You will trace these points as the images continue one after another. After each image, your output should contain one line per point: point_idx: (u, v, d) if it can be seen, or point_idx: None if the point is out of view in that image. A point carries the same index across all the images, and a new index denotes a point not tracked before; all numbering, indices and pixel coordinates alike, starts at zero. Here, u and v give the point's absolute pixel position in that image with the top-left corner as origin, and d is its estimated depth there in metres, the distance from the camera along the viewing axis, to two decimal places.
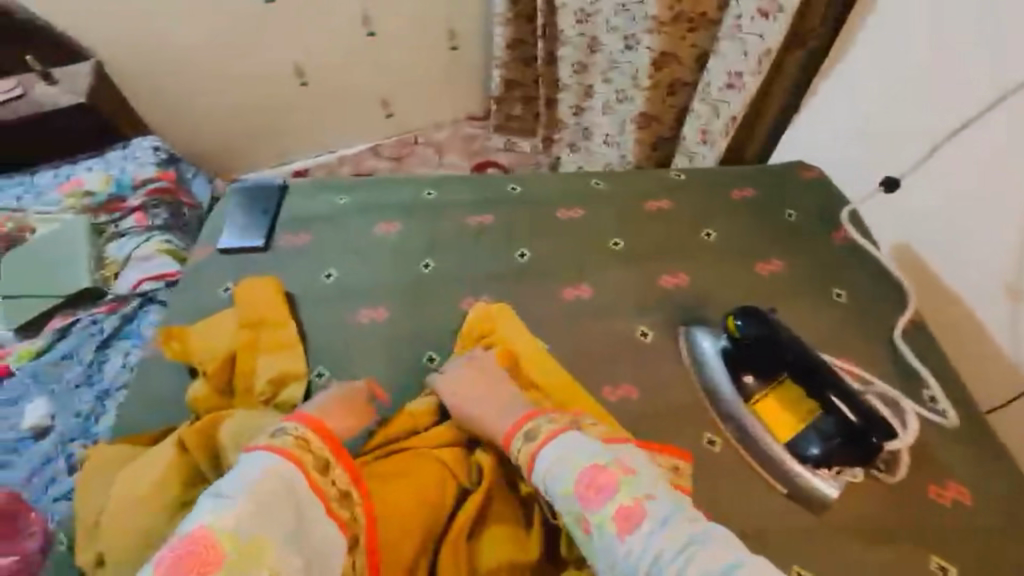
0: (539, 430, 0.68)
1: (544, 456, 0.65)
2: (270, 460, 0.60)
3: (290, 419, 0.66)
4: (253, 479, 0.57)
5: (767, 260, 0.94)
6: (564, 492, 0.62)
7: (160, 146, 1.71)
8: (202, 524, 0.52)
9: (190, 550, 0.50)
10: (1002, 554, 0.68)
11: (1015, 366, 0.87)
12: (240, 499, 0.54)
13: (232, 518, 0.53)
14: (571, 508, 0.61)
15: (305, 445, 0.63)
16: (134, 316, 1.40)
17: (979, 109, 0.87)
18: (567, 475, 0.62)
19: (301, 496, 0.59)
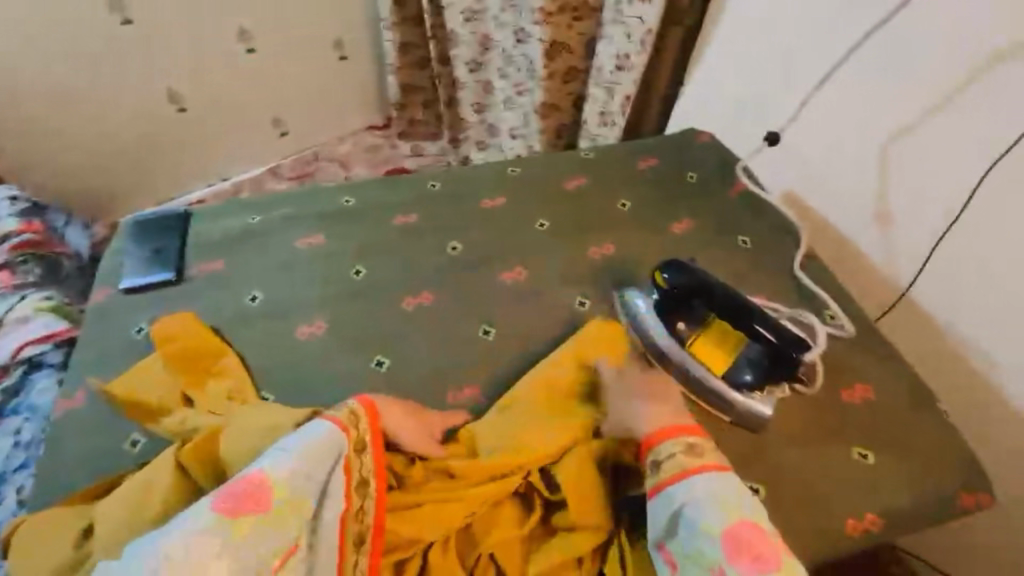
0: (699, 451, 0.67)
1: (687, 484, 0.64)
2: (325, 432, 0.65)
3: (356, 400, 0.70)
4: (313, 442, 0.64)
5: (680, 220, 1.03)
6: (708, 533, 0.60)
7: (17, 196, 1.51)
8: (261, 469, 0.60)
9: (248, 489, 0.58)
10: (906, 431, 0.79)
11: (893, 279, 1.02)
12: (298, 459, 0.62)
13: (288, 473, 0.60)
14: (710, 551, 0.59)
15: (354, 425, 0.68)
16: (21, 388, 1.21)
17: (832, 64, 1.02)
18: (717, 520, 0.60)
19: (336, 473, 0.64)
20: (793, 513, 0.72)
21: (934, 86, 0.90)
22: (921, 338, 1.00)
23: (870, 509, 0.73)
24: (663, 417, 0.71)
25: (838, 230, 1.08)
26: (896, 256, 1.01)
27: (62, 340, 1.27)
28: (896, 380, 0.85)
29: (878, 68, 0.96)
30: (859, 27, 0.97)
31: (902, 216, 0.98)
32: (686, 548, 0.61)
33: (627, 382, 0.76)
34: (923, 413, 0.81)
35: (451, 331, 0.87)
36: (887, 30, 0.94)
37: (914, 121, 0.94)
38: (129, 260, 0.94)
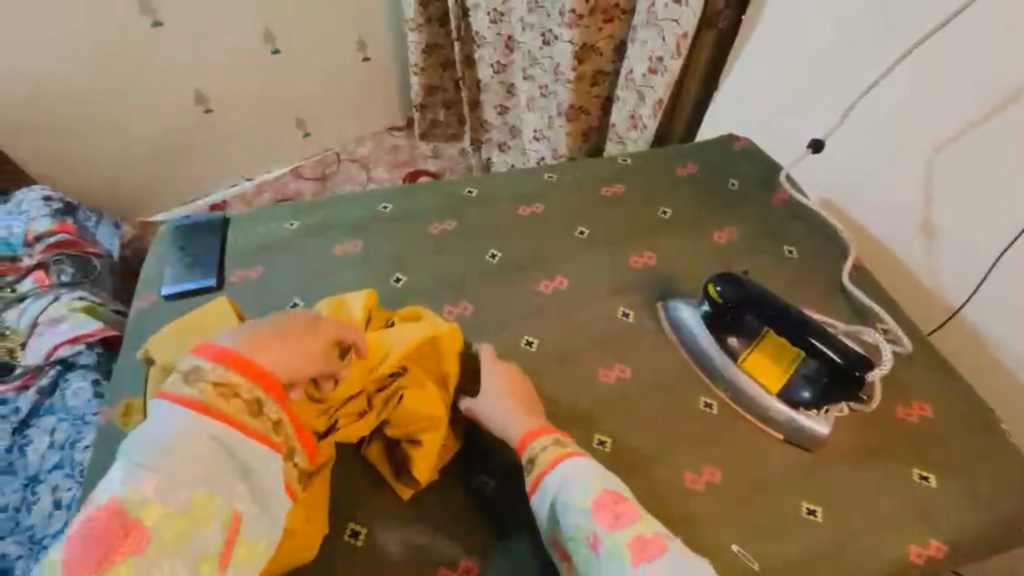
0: (560, 443, 0.67)
1: (559, 469, 0.64)
2: (185, 419, 0.56)
3: (209, 357, 0.60)
4: (168, 438, 0.54)
5: (720, 228, 1.01)
6: (580, 505, 0.61)
7: (51, 197, 1.53)
8: (115, 497, 0.50)
9: (106, 525, 0.48)
10: (965, 453, 0.77)
11: (943, 291, 0.99)
12: (158, 466, 0.52)
13: (154, 488, 0.51)
14: (583, 522, 0.60)
15: (230, 393, 0.58)
16: (54, 389, 1.23)
17: (881, 71, 0.98)
18: (586, 489, 0.62)
19: (232, 441, 0.57)
20: (856, 537, 0.70)
21: (990, 95, 0.87)
22: (971, 352, 0.97)
23: (934, 535, 0.71)
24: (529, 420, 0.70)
25: (885, 240, 1.05)
26: (944, 268, 0.98)
27: (97, 339, 1.26)
28: (950, 397, 0.82)
29: (930, 74, 0.92)
30: (910, 32, 0.93)
31: (951, 229, 0.95)
32: (564, 531, 0.61)
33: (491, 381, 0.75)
34: (980, 433, 0.79)
35: (492, 340, 0.86)
36: (941, 37, 0.89)
37: (967, 131, 0.90)
38: (169, 266, 0.94)
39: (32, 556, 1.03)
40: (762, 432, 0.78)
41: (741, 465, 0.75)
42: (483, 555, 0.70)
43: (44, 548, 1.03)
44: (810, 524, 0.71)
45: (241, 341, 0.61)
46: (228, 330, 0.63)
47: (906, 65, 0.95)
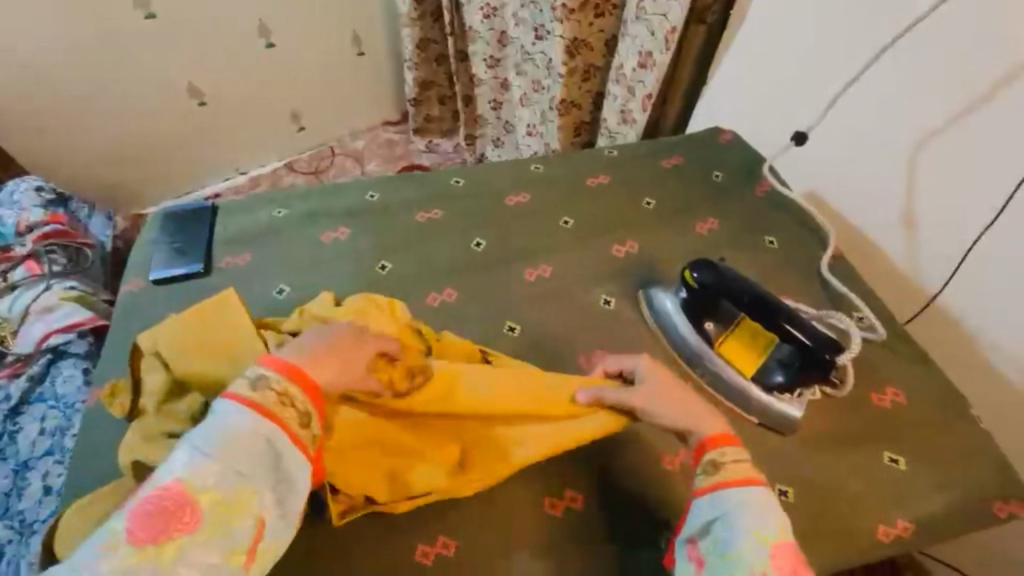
0: (721, 465, 0.61)
1: (748, 493, 0.59)
2: (247, 416, 0.54)
3: (271, 365, 0.58)
4: (230, 431, 0.53)
5: (704, 218, 1.02)
6: (760, 541, 0.55)
7: (42, 186, 1.52)
8: (177, 479, 0.50)
9: (166, 505, 0.48)
10: (936, 436, 0.79)
11: (921, 281, 1.01)
12: (217, 456, 0.51)
13: (211, 475, 0.50)
14: (760, 557, 0.55)
15: (288, 402, 0.56)
16: (45, 377, 1.24)
17: (862, 65, 0.99)
18: (772, 529, 0.56)
19: (282, 448, 0.54)
20: (824, 516, 0.72)
21: (966, 91, 0.88)
22: (948, 341, 0.99)
23: (900, 515, 0.72)
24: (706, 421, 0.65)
25: (865, 232, 1.07)
26: (923, 259, 1.00)
27: (87, 329, 1.27)
28: (924, 384, 0.84)
29: (908, 70, 0.94)
30: (889, 28, 0.94)
31: (929, 220, 0.97)
32: (721, 545, 0.56)
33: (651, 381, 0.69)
34: (951, 417, 0.81)
35: (476, 326, 0.87)
36: (920, 31, 0.91)
37: (944, 126, 0.92)
38: (156, 252, 0.95)
39: (20, 542, 1.03)
40: (736, 416, 0.80)
41: None
42: (460, 533, 0.71)
43: (34, 532, 1.04)
44: (782, 504, 0.72)
45: (303, 355, 0.60)
46: (287, 344, 0.61)
47: (884, 61, 0.96)
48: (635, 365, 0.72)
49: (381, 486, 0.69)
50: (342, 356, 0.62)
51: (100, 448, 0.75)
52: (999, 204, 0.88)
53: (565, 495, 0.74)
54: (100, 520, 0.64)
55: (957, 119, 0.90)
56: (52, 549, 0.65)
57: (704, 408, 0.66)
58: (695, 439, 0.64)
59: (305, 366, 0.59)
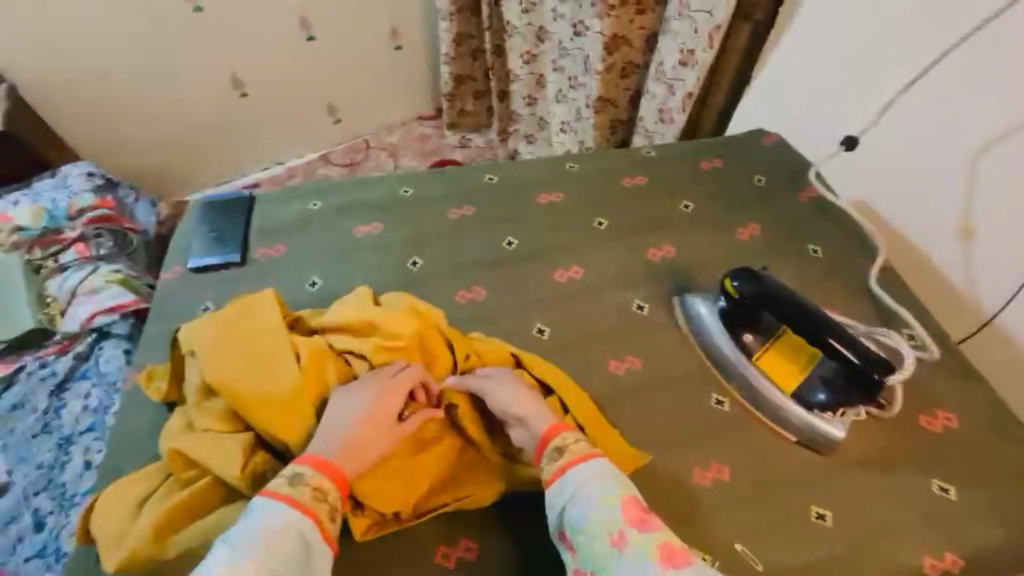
0: (566, 448, 0.64)
1: (587, 465, 0.62)
2: (284, 515, 0.57)
3: (305, 463, 0.62)
4: (267, 526, 0.56)
5: (745, 224, 0.99)
6: (606, 503, 0.59)
7: (93, 172, 1.59)
8: (217, 574, 0.52)
9: None
10: (990, 467, 0.74)
11: (978, 300, 0.95)
12: (256, 556, 0.53)
13: (249, 574, 0.52)
14: (608, 516, 0.58)
15: (322, 497, 0.60)
16: (90, 355, 1.29)
17: (921, 68, 0.93)
18: (614, 489, 0.60)
19: (314, 548, 0.57)
20: (866, 543, 0.68)
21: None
22: (1006, 362, 0.92)
23: (950, 548, 0.68)
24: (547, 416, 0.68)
25: (917, 242, 1.01)
26: (979, 275, 0.93)
27: (130, 311, 1.32)
28: (978, 409, 0.79)
29: (968, 75, 0.88)
30: (949, 30, 0.88)
31: (990, 235, 0.90)
32: (578, 523, 0.59)
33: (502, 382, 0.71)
34: (1007, 447, 0.76)
35: (505, 326, 0.86)
36: (985, 33, 0.84)
37: (1005, 134, 0.85)
38: (195, 240, 0.97)
39: (59, 513, 1.07)
40: (773, 434, 0.76)
41: (749, 464, 0.74)
42: (483, 537, 0.69)
43: (74, 505, 1.08)
44: (819, 529, 0.69)
45: (337, 450, 0.63)
46: (320, 433, 0.65)
47: (943, 65, 0.90)
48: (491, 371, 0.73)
49: (401, 501, 0.67)
50: (374, 438, 0.65)
51: (135, 429, 0.76)
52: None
53: None
54: (136, 501, 0.66)
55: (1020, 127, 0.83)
56: (88, 527, 0.67)
57: (542, 401, 0.70)
58: (537, 433, 0.67)
59: (344, 467, 0.63)
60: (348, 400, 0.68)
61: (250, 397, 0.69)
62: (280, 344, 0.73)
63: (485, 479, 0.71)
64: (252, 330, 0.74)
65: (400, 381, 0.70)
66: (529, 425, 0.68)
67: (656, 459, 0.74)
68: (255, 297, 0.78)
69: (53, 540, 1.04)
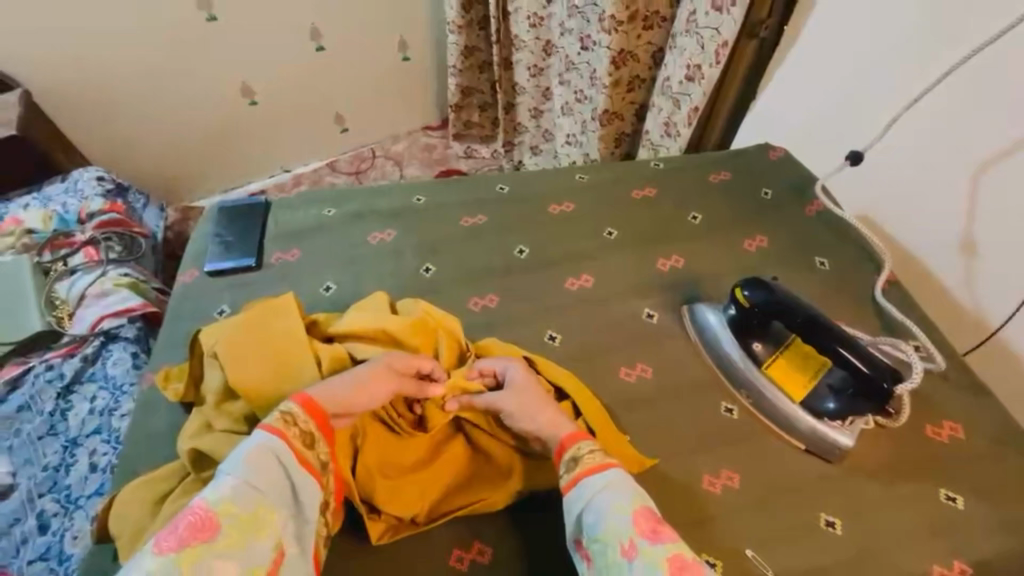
0: (579, 460, 0.64)
1: (602, 475, 0.62)
2: (262, 442, 0.59)
3: (293, 397, 0.65)
4: (247, 453, 0.58)
5: (752, 235, 1.00)
6: (619, 512, 0.58)
7: (104, 177, 1.60)
8: (200, 497, 0.53)
9: (190, 518, 0.51)
10: (995, 477, 0.75)
11: (980, 315, 0.96)
12: (237, 475, 0.56)
13: (230, 490, 0.54)
14: (620, 525, 0.57)
15: (291, 421, 0.62)
16: (97, 358, 1.29)
17: (924, 87, 0.95)
18: (627, 498, 0.59)
19: (291, 469, 0.59)
20: (875, 551, 0.68)
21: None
22: (1007, 374, 0.94)
23: (959, 557, 0.68)
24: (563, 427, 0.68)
25: (920, 256, 1.03)
26: (981, 291, 0.95)
27: (138, 314, 1.33)
28: (983, 419, 0.80)
29: (968, 95, 0.89)
30: (951, 52, 0.90)
31: (991, 250, 0.92)
32: (593, 531, 0.59)
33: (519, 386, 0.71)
34: (1012, 458, 0.77)
35: (517, 332, 0.87)
36: (986, 55, 0.86)
37: (1004, 152, 0.87)
38: (211, 244, 0.99)
39: (64, 515, 1.07)
40: (781, 442, 0.77)
41: (759, 471, 0.75)
42: (496, 540, 0.69)
43: (80, 507, 1.08)
44: (829, 537, 0.69)
45: (322, 391, 0.66)
46: (315, 383, 0.68)
47: (945, 85, 0.92)
48: (506, 368, 0.74)
49: (412, 503, 0.68)
50: (362, 388, 0.68)
51: (153, 429, 0.78)
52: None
53: None
54: (153, 498, 0.67)
55: (1015, 148, 0.85)
56: (107, 524, 0.68)
57: (559, 410, 0.70)
58: (555, 443, 0.67)
59: (320, 399, 0.65)
60: (352, 366, 0.71)
61: (273, 398, 0.70)
62: (300, 348, 0.74)
63: (494, 483, 0.72)
64: (271, 332, 0.75)
65: (405, 359, 0.73)
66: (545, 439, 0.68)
67: (667, 464, 0.75)
68: (276, 301, 0.80)
69: (57, 542, 1.03)
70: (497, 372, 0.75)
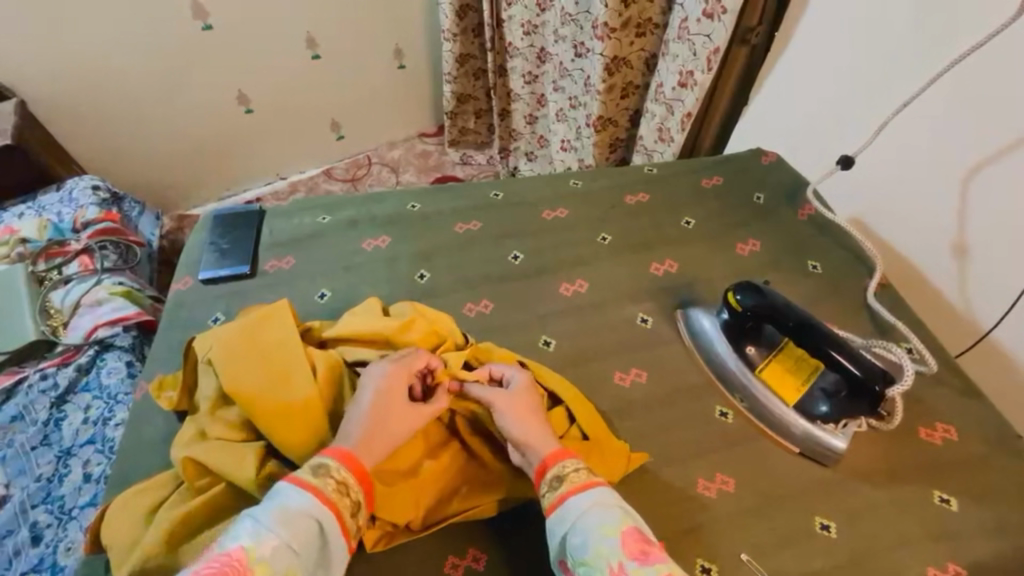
0: (567, 476, 0.63)
1: (588, 494, 0.61)
2: (307, 501, 0.57)
3: (330, 454, 0.62)
4: (293, 512, 0.56)
5: (746, 240, 1.01)
6: (606, 534, 0.57)
7: (98, 186, 1.60)
8: (240, 547, 0.52)
9: (225, 569, 0.49)
10: (988, 479, 0.75)
11: (971, 316, 0.97)
12: (280, 534, 0.54)
13: (269, 548, 0.52)
14: (607, 547, 0.56)
15: (345, 491, 0.60)
16: (92, 367, 1.28)
17: (912, 91, 0.96)
18: (615, 519, 0.58)
19: (329, 540, 0.57)
20: (870, 553, 0.69)
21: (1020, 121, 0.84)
22: (998, 377, 0.94)
23: (954, 560, 0.69)
24: (547, 446, 0.66)
25: (912, 258, 1.04)
26: (973, 293, 0.96)
27: (133, 323, 1.33)
28: (975, 421, 0.81)
29: (957, 100, 0.90)
30: (939, 55, 0.91)
31: (982, 251, 0.93)
32: (579, 553, 0.57)
33: (518, 394, 0.71)
34: (1005, 460, 0.77)
35: (512, 337, 0.87)
36: (974, 59, 0.87)
37: (995, 154, 0.88)
38: (205, 252, 0.99)
39: (57, 527, 1.06)
40: (775, 446, 0.78)
41: (753, 474, 0.75)
42: (490, 546, 0.70)
43: (73, 518, 1.07)
44: (825, 540, 0.69)
45: (367, 447, 0.63)
46: (347, 428, 0.65)
47: (933, 88, 0.93)
48: (513, 376, 0.74)
49: (408, 511, 0.68)
50: (386, 426, 0.65)
51: (148, 437, 0.78)
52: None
53: None
54: (147, 507, 0.67)
55: (1006, 150, 0.86)
56: (100, 535, 0.68)
57: (545, 426, 0.69)
58: (537, 459, 0.66)
59: (364, 458, 0.63)
60: (364, 387, 0.68)
61: (269, 407, 0.69)
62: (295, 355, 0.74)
63: (490, 486, 0.72)
64: (266, 340, 0.75)
65: (405, 367, 0.70)
66: (527, 453, 0.67)
67: (664, 470, 0.74)
68: (274, 305, 0.80)
69: (50, 554, 1.02)
70: (502, 377, 0.74)
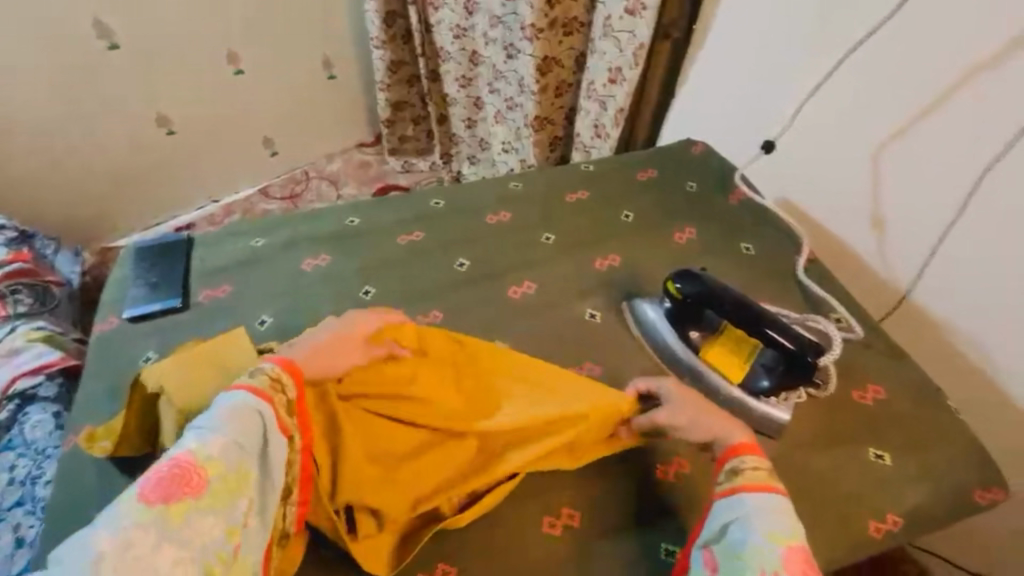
0: (742, 472, 0.63)
1: (763, 495, 0.60)
2: (247, 398, 0.59)
3: (269, 359, 0.66)
4: (233, 412, 0.57)
5: (683, 228, 1.05)
6: (772, 540, 0.56)
7: (4, 225, 1.47)
8: (187, 450, 0.53)
9: (177, 472, 0.52)
10: (916, 431, 0.82)
11: (891, 283, 1.04)
12: (225, 431, 0.56)
13: (218, 446, 0.54)
14: (770, 555, 0.55)
15: (279, 387, 0.62)
16: (13, 424, 1.16)
17: (818, 79, 1.04)
18: (785, 531, 0.57)
19: (272, 432, 0.59)
20: (819, 513, 0.73)
21: (977, 44, 0.84)
22: (920, 337, 1.02)
23: (891, 509, 0.74)
24: (735, 434, 0.69)
25: (838, 234, 1.10)
26: (892, 260, 1.03)
27: (58, 369, 1.22)
28: (901, 380, 0.87)
29: (863, 81, 0.98)
30: (841, 42, 0.99)
31: (897, 221, 1.00)
32: (736, 547, 0.57)
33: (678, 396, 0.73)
34: (927, 409, 0.84)
35: None
36: (871, 44, 0.95)
37: (896, 132, 0.96)
38: (131, 288, 0.93)
39: None
40: None
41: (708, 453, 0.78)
42: (459, 558, 0.69)
43: None
44: None
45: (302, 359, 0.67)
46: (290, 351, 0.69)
47: (840, 73, 1.01)
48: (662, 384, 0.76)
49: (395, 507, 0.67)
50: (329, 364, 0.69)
51: (82, 491, 0.72)
52: (968, 186, 0.90)
53: (564, 510, 0.73)
54: None
55: (953, 89, 0.88)
56: None
57: (727, 415, 0.71)
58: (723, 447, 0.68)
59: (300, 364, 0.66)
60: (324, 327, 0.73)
61: None
62: None
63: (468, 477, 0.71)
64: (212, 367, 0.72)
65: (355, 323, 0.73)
66: (719, 441, 0.69)
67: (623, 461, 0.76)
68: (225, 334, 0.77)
69: None
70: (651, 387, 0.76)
